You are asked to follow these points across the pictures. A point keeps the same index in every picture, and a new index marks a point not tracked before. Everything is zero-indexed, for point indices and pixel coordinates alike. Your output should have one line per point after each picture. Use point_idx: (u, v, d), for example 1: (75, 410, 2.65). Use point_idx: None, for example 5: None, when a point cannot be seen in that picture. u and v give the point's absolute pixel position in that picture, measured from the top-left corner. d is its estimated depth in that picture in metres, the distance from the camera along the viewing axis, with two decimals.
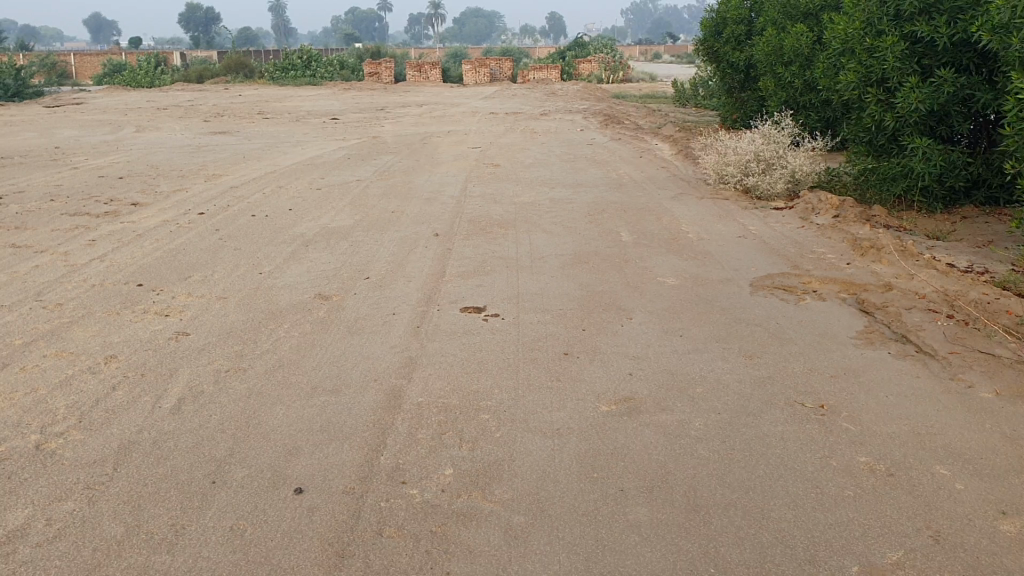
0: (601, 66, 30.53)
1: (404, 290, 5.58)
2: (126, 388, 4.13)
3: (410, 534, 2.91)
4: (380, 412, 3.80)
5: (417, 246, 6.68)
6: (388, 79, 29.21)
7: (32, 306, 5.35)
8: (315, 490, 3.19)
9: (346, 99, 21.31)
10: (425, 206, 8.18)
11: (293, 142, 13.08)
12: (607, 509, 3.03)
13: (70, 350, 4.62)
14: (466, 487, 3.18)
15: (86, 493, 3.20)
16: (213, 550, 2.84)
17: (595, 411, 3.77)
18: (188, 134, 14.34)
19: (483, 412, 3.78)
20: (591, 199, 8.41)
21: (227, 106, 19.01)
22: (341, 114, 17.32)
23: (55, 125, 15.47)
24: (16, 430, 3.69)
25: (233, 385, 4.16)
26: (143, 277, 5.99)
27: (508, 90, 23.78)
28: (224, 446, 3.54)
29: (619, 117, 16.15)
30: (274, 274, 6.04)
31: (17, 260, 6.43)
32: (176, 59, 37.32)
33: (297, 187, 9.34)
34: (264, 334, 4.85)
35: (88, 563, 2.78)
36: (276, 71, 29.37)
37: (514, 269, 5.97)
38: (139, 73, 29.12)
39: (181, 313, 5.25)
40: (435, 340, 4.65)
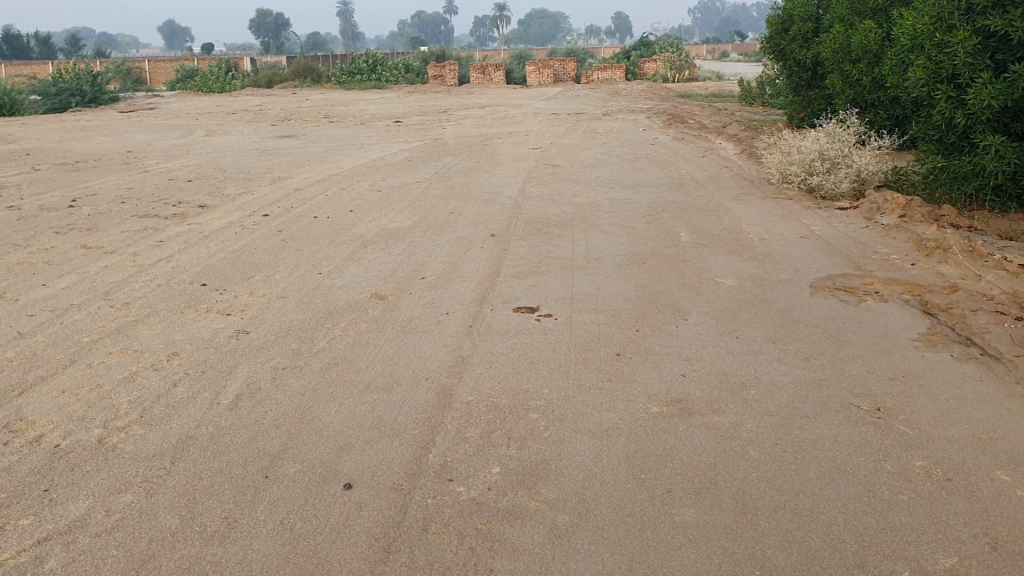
0: (666, 64, 30.31)
1: (459, 290, 5.61)
2: (186, 385, 4.23)
3: (455, 531, 2.93)
4: (430, 411, 3.83)
5: (473, 247, 6.72)
6: (451, 81, 29.42)
7: (100, 305, 5.52)
8: (364, 486, 3.24)
9: (410, 101, 21.51)
10: (483, 207, 8.22)
11: (357, 145, 13.27)
12: (653, 510, 3.01)
13: (134, 349, 4.75)
14: (512, 486, 3.19)
15: (144, 486, 3.30)
16: (263, 543, 2.90)
17: (645, 412, 3.75)
18: (256, 138, 14.64)
19: (532, 412, 3.78)
20: (651, 200, 8.35)
21: (294, 110, 19.36)
22: (405, 117, 17.50)
23: (129, 130, 15.93)
24: (80, 425, 3.82)
25: (289, 382, 4.24)
26: (207, 277, 6.14)
27: (571, 91, 23.74)
28: (278, 442, 3.61)
29: (683, 116, 16.00)
30: (333, 274, 6.13)
31: (87, 261, 6.64)
32: (247, 64, 38.27)
33: (358, 189, 9.46)
34: (320, 333, 4.93)
35: (143, 554, 2.86)
36: (342, 75, 29.80)
37: (570, 270, 5.97)
38: (211, 79, 29.83)
39: (241, 312, 5.36)
40: (488, 340, 4.67)
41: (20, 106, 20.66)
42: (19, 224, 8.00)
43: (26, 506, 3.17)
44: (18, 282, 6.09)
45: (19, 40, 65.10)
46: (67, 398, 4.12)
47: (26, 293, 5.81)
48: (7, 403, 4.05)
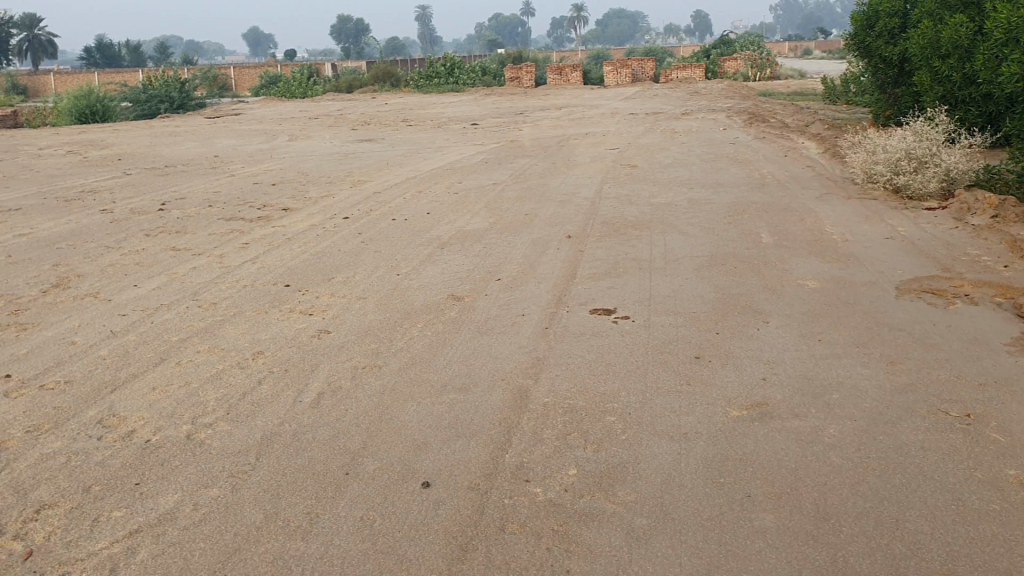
0: (747, 63, 29.88)
1: (536, 291, 5.64)
2: (270, 383, 4.35)
3: (532, 530, 2.94)
4: (507, 412, 3.86)
5: (549, 248, 6.72)
6: (529, 83, 29.48)
7: (188, 305, 5.70)
8: (442, 484, 3.28)
9: (487, 103, 21.62)
10: (559, 208, 8.22)
11: (434, 148, 13.41)
12: (732, 514, 2.98)
13: (222, 347, 4.90)
14: (590, 487, 3.19)
15: (230, 480, 3.39)
16: (343, 538, 2.96)
17: (724, 416, 3.70)
18: (336, 142, 14.92)
19: (609, 414, 3.77)
20: (730, 200, 8.24)
21: (374, 115, 19.66)
22: (482, 119, 17.61)
23: (216, 135, 16.41)
24: (171, 420, 3.95)
25: (369, 381, 4.32)
26: (290, 278, 6.28)
27: (649, 91, 23.57)
28: (359, 440, 3.68)
29: (763, 115, 15.74)
30: (411, 275, 6.21)
31: (177, 262, 6.86)
32: (327, 70, 39.10)
33: (436, 191, 9.56)
34: (399, 333, 5.01)
35: (229, 547, 2.95)
36: (420, 79, 30.13)
37: (647, 271, 5.94)
38: (293, 84, 30.49)
39: (323, 312, 5.48)
40: (564, 341, 4.67)
41: (113, 114, 21.43)
42: (113, 227, 8.31)
43: (119, 498, 3.30)
44: (113, 283, 6.33)
45: (111, 49, 67.53)
46: (158, 394, 4.27)
47: (120, 293, 6.04)
48: (101, 399, 4.22)
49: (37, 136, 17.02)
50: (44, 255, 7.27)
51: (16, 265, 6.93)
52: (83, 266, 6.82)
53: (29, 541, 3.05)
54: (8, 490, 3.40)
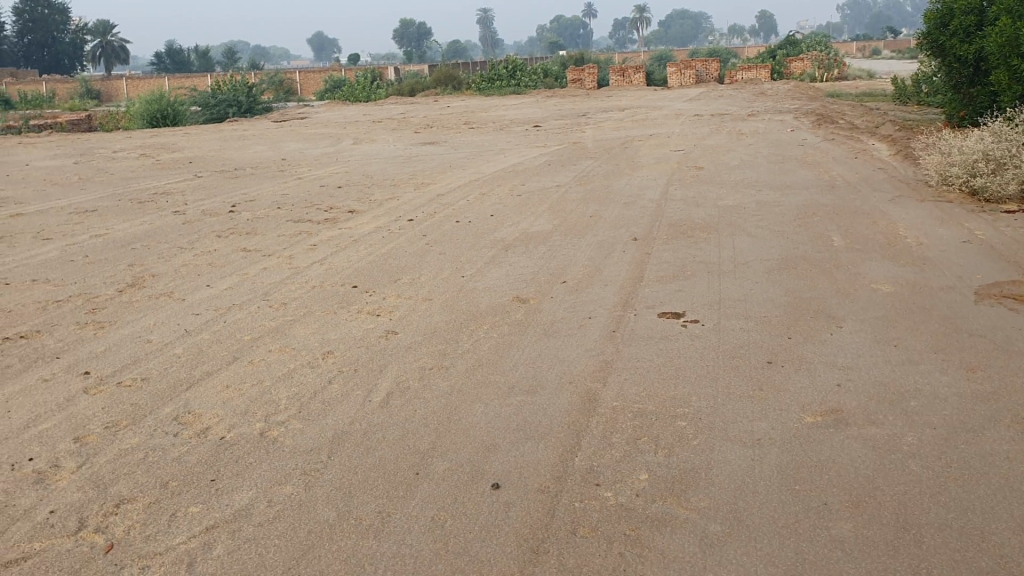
0: (814, 63, 29.38)
1: (602, 294, 5.61)
2: (340, 382, 4.40)
3: (604, 534, 2.92)
4: (575, 415, 3.84)
5: (615, 250, 6.68)
6: (591, 85, 29.38)
7: (260, 305, 5.80)
8: (512, 486, 3.27)
9: (549, 105, 21.61)
10: (624, 210, 8.18)
11: (497, 150, 13.44)
12: (809, 522, 2.92)
13: (292, 346, 4.97)
14: (663, 492, 3.15)
15: (303, 478, 3.43)
16: (416, 538, 2.97)
17: (798, 422, 3.63)
18: (401, 145, 15.05)
19: (680, 419, 3.73)
20: (800, 203, 8.11)
21: (436, 117, 19.79)
22: (544, 121, 17.60)
23: (283, 139, 16.68)
24: (244, 418, 4.02)
25: (437, 382, 4.34)
26: (358, 279, 6.35)
27: (713, 92, 23.32)
28: (428, 440, 3.70)
29: (832, 116, 15.45)
30: (476, 277, 6.23)
31: (247, 263, 6.98)
32: (391, 74, 39.58)
33: (500, 193, 9.58)
34: (466, 335, 5.02)
35: (303, 544, 2.98)
36: (482, 82, 30.24)
37: (716, 274, 5.87)
38: (357, 88, 30.87)
39: (391, 313, 5.53)
40: (632, 344, 4.64)
41: (183, 117, 21.91)
42: (185, 228, 8.50)
43: (196, 494, 3.36)
44: (186, 283, 6.47)
45: (181, 54, 69.12)
46: (232, 392, 4.34)
47: (193, 293, 6.17)
48: (176, 397, 4.31)
49: (112, 139, 17.49)
50: (120, 255, 7.46)
51: (94, 265, 7.12)
52: (158, 266, 6.99)
53: (110, 534, 3.13)
54: (89, 484, 3.49)
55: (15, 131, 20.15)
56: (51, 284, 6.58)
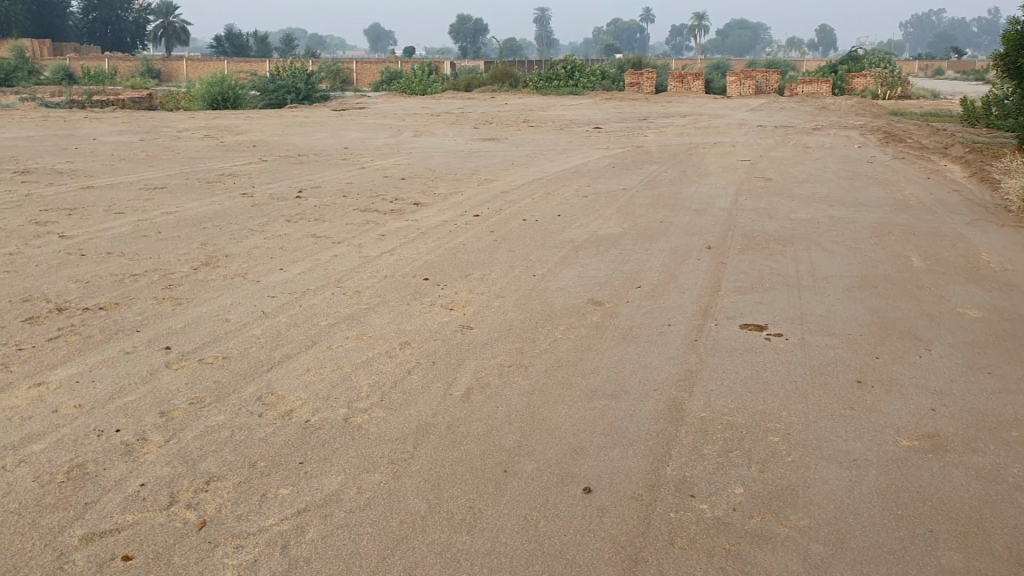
0: (878, 80, 28.96)
1: (681, 301, 5.54)
2: (420, 373, 4.39)
3: (704, 547, 2.87)
4: (664, 423, 3.78)
5: (689, 258, 6.59)
6: (649, 90, 29.20)
7: (334, 291, 5.82)
8: (604, 491, 3.23)
9: (608, 108, 21.47)
10: (694, 217, 8.09)
11: (559, 150, 13.39)
12: (915, 549, 2.84)
13: (369, 334, 4.97)
14: (761, 508, 3.09)
15: (391, 467, 3.42)
16: (509, 537, 2.94)
17: (895, 445, 3.54)
18: (462, 139, 15.04)
19: (771, 434, 3.65)
20: (875, 220, 7.96)
21: (495, 114, 19.80)
22: (605, 123, 17.51)
23: (345, 127, 16.80)
24: (327, 402, 4.02)
25: (517, 380, 4.29)
26: (429, 272, 6.33)
27: (774, 104, 23.04)
28: (514, 438, 3.67)
29: (902, 135, 15.17)
30: (548, 277, 6.18)
31: (318, 249, 7.01)
32: (447, 67, 39.79)
33: (566, 193, 9.51)
34: (543, 334, 4.98)
35: (396, 535, 2.96)
36: (539, 80, 30.19)
37: (795, 288, 5.77)
38: (413, 81, 30.99)
39: (465, 307, 5.50)
40: (715, 355, 4.56)
41: (243, 100, 22.18)
42: (255, 211, 8.56)
43: (285, 476, 3.36)
44: (259, 265, 6.50)
45: (240, 39, 69.88)
46: (312, 375, 4.35)
47: (267, 275, 6.20)
48: (259, 376, 4.34)
49: (175, 119, 17.71)
50: (192, 233, 7.52)
51: (167, 241, 7.18)
52: (230, 247, 7.04)
53: (202, 511, 3.13)
54: (179, 458, 3.50)
55: (80, 105, 20.45)
56: (127, 257, 6.66)
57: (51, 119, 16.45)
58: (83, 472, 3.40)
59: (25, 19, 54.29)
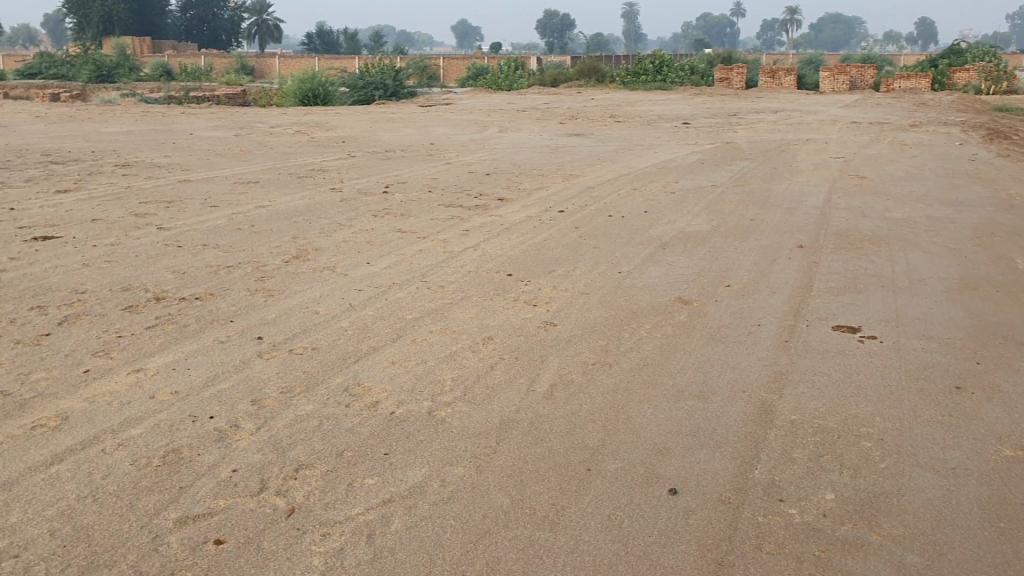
0: (981, 74, 27.88)
1: (770, 301, 5.43)
2: (504, 368, 4.40)
3: (792, 553, 2.80)
4: (752, 425, 3.70)
5: (779, 258, 6.45)
6: (739, 85, 28.69)
7: (420, 286, 5.88)
8: (689, 492, 3.18)
9: (696, 103, 21.15)
10: (785, 215, 7.92)
11: (646, 145, 13.26)
12: (1018, 564, 2.72)
13: (453, 329, 5.00)
14: (853, 515, 3.00)
15: (474, 461, 3.44)
16: (593, 536, 2.93)
17: (996, 455, 3.40)
18: (547, 135, 15.03)
19: (864, 439, 3.55)
20: (977, 221, 7.65)
21: (581, 109, 19.72)
22: (693, 118, 17.29)
23: (432, 123, 16.95)
24: (411, 395, 4.06)
25: (601, 378, 4.27)
26: (514, 268, 6.34)
27: (870, 100, 22.37)
28: (598, 436, 3.64)
29: (1007, 132, 14.56)
30: (634, 274, 6.13)
31: (403, 243, 7.09)
32: (533, 63, 39.87)
33: (652, 190, 9.41)
34: (628, 332, 4.93)
35: (479, 529, 2.97)
36: (627, 76, 29.96)
37: (890, 290, 5.59)
38: (499, 77, 31.10)
39: (548, 304, 5.49)
40: (806, 357, 4.45)
41: (333, 96, 22.59)
42: (344, 205, 8.71)
43: (370, 466, 3.40)
44: (347, 259, 6.60)
45: (331, 36, 71.25)
46: (397, 368, 4.40)
47: (354, 269, 6.30)
48: (346, 367, 4.41)
49: (268, 115, 18.15)
50: (283, 227, 7.69)
51: (260, 234, 7.36)
52: (320, 241, 7.17)
53: (291, 499, 3.19)
54: (269, 446, 3.58)
55: (178, 101, 21.13)
56: (221, 249, 6.84)
57: (151, 115, 17.05)
58: (178, 457, 3.50)
59: (127, 17, 56.31)
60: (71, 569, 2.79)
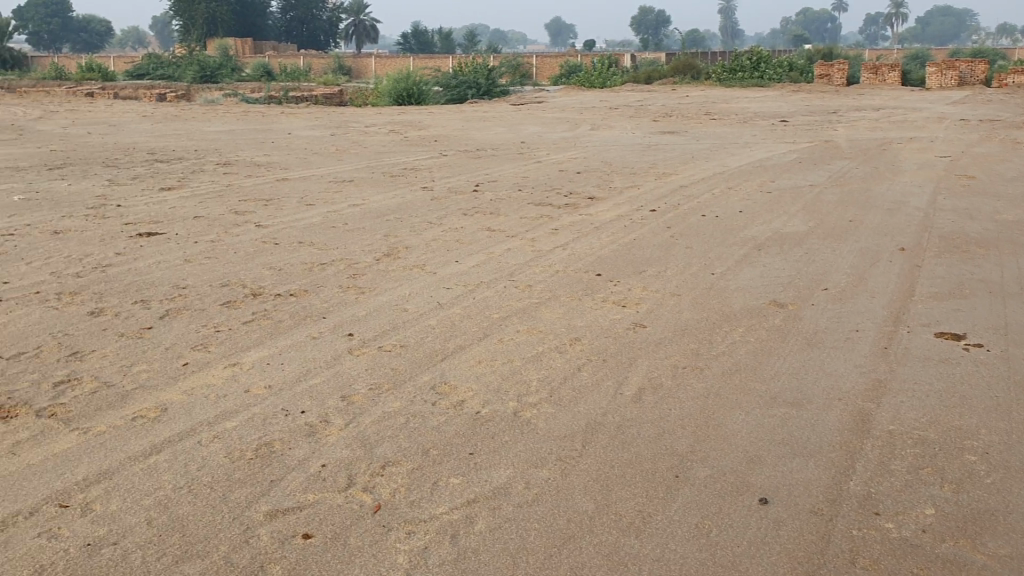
0: None
1: (869, 305, 5.24)
2: (591, 370, 4.36)
3: (889, 570, 2.70)
4: (847, 435, 3.58)
5: (879, 260, 6.24)
6: (840, 81, 27.88)
7: (508, 285, 5.88)
8: (781, 503, 3.09)
9: (795, 101, 20.62)
10: (886, 217, 7.65)
11: (741, 144, 13.01)
12: None
13: (541, 329, 4.98)
14: (955, 532, 2.87)
15: (560, 463, 3.41)
16: (680, 544, 2.87)
17: None
18: (640, 133, 14.89)
19: (968, 453, 3.39)
20: None
21: (675, 107, 19.47)
22: (791, 116, 16.88)
23: (524, 121, 16.98)
24: (498, 395, 4.06)
25: (691, 382, 4.18)
26: (603, 268, 6.29)
27: (980, 96, 21.46)
28: (687, 442, 3.57)
29: None
30: (726, 276, 6.00)
31: (492, 242, 7.11)
32: (627, 61, 39.56)
33: (747, 189, 9.22)
34: (720, 336, 4.83)
35: (564, 533, 2.95)
36: (723, 72, 29.44)
37: (999, 296, 5.34)
38: (592, 74, 30.95)
39: (638, 305, 5.42)
40: (906, 365, 4.28)
41: (427, 95, 22.85)
42: (435, 204, 8.79)
43: (456, 465, 3.42)
44: (436, 257, 6.66)
45: (426, 36, 72.13)
46: (484, 368, 4.41)
47: (444, 267, 6.35)
48: (433, 366, 4.43)
49: (363, 114, 18.46)
50: (376, 225, 7.80)
51: (352, 232, 7.49)
52: (410, 239, 7.25)
53: (377, 495, 3.22)
54: (357, 442, 3.62)
55: (278, 101, 21.69)
56: (315, 247, 6.98)
57: (252, 114, 17.54)
58: (270, 451, 3.58)
59: (231, 19, 58.12)
60: (166, 559, 2.87)
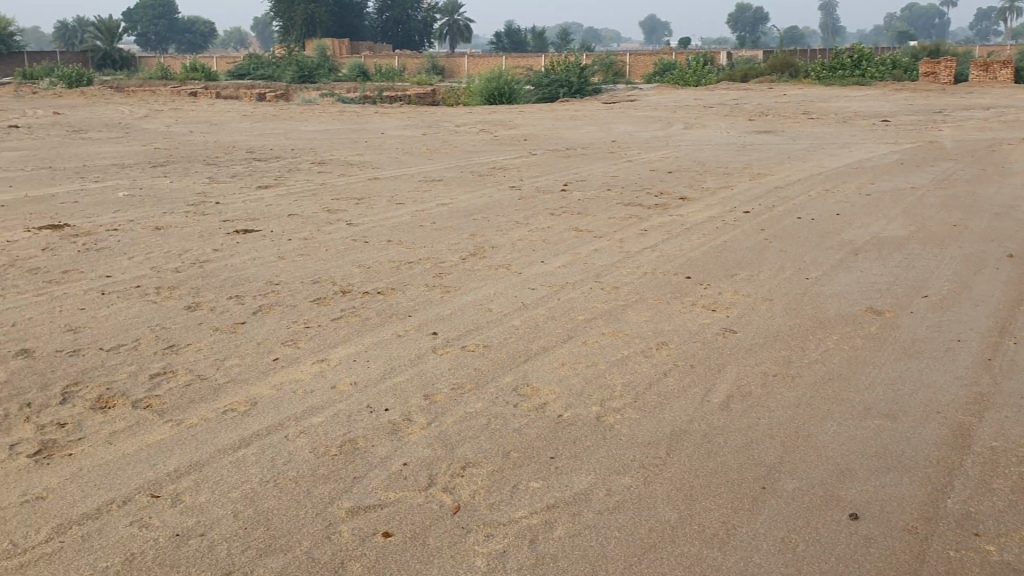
0: None
1: (972, 315, 5.02)
2: (677, 376, 4.28)
3: None
4: (946, 450, 3.43)
5: (984, 267, 5.96)
6: (947, 79, 26.83)
7: (594, 286, 5.83)
8: (873, 519, 2.97)
9: (899, 100, 19.93)
10: (993, 221, 7.32)
11: (839, 144, 12.63)
12: None
13: (627, 332, 4.92)
14: None
15: (642, 471, 3.35)
16: (765, 558, 2.79)
17: None
18: (734, 133, 14.61)
19: None
20: None
21: (771, 106, 19.05)
22: (894, 116, 16.32)
23: (616, 120, 16.86)
24: (581, 399, 4.02)
25: (781, 391, 4.07)
26: (692, 270, 6.18)
27: None
28: (775, 452, 3.47)
29: None
30: (820, 280, 5.83)
31: (580, 242, 7.07)
32: (723, 59, 38.90)
33: (844, 191, 8.95)
34: (812, 343, 4.69)
35: (644, 543, 2.89)
36: (823, 70, 28.65)
37: None
38: (686, 73, 30.53)
39: (728, 309, 5.31)
40: (1012, 378, 4.08)
41: (519, 94, 22.88)
42: (523, 203, 8.79)
43: (537, 469, 3.39)
44: (523, 257, 6.65)
45: (520, 35, 72.33)
46: (568, 370, 4.37)
47: (530, 267, 6.34)
48: (517, 367, 4.42)
49: (455, 113, 18.61)
50: (464, 224, 7.84)
51: (440, 231, 7.54)
52: (498, 238, 7.26)
53: (457, 496, 3.22)
54: (439, 442, 3.63)
55: (373, 100, 22.03)
56: (404, 245, 7.05)
57: (347, 113, 17.87)
58: (354, 448, 3.61)
59: (329, 20, 59.38)
60: (251, 551, 2.93)
